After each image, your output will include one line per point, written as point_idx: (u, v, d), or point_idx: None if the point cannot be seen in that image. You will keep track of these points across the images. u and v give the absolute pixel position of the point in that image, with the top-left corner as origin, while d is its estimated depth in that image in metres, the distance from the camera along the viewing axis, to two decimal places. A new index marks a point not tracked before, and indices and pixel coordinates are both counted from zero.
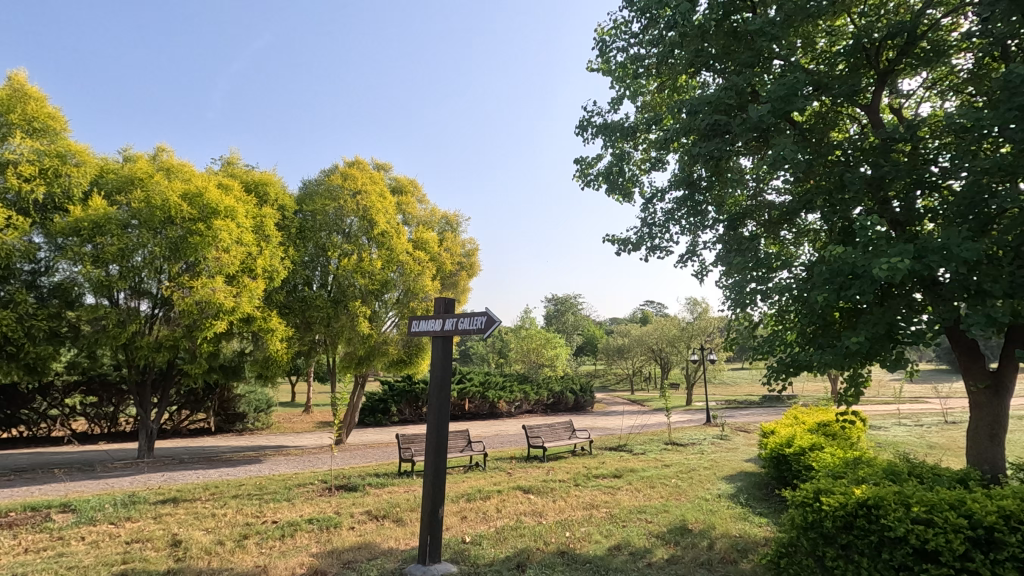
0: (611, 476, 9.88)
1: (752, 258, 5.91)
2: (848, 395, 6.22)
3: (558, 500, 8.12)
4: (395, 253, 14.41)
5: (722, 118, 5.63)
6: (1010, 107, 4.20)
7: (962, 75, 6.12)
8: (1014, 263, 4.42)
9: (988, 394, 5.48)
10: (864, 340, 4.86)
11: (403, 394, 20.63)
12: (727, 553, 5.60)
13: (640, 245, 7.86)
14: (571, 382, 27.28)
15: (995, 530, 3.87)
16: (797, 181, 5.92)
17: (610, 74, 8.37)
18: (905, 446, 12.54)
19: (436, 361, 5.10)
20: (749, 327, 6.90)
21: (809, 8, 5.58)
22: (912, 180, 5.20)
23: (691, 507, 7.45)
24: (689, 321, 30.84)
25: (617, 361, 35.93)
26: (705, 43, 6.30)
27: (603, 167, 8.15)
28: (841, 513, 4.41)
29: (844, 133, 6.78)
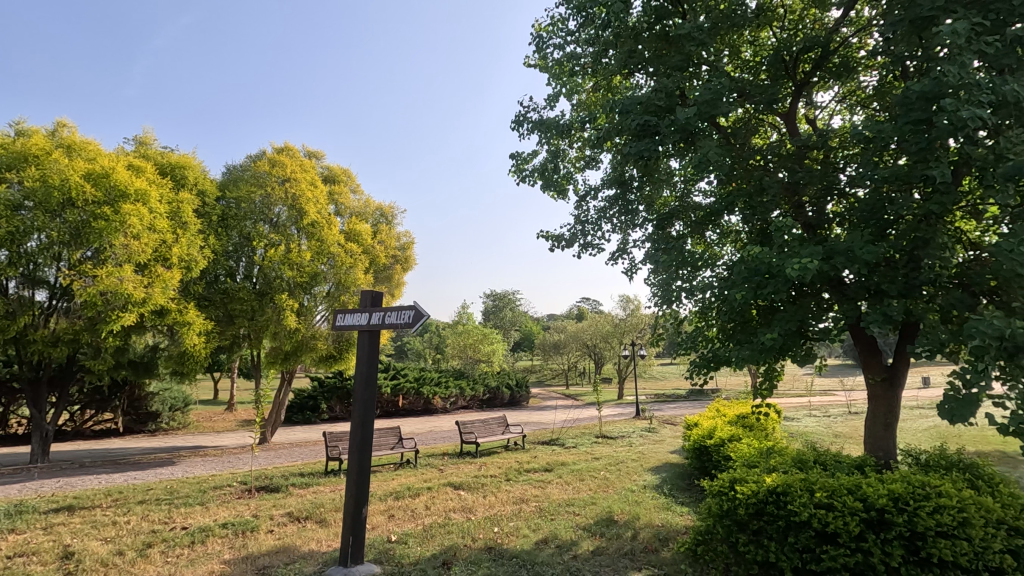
0: (542, 471, 9.97)
1: (679, 258, 6.10)
2: (763, 388, 6.59)
3: (488, 495, 8.10)
4: (326, 245, 13.89)
5: (652, 119, 5.71)
6: (906, 121, 4.55)
7: (868, 91, 6.60)
8: (909, 266, 4.80)
9: (884, 386, 5.92)
10: (778, 336, 5.12)
11: (333, 391, 19.94)
12: (649, 542, 5.77)
13: (573, 241, 7.96)
14: (507, 377, 27.39)
15: (886, 511, 4.18)
16: (720, 184, 6.17)
17: (546, 71, 8.39)
18: (814, 436, 13.47)
19: (362, 356, 4.88)
20: (675, 323, 7.16)
21: (735, 17, 5.89)
22: (824, 186, 5.54)
23: (618, 499, 7.65)
24: (622, 317, 31.68)
25: (553, 357, 36.42)
26: (637, 44, 6.45)
27: (538, 163, 8.17)
28: (753, 500, 4.62)
29: (765, 140, 7.16)
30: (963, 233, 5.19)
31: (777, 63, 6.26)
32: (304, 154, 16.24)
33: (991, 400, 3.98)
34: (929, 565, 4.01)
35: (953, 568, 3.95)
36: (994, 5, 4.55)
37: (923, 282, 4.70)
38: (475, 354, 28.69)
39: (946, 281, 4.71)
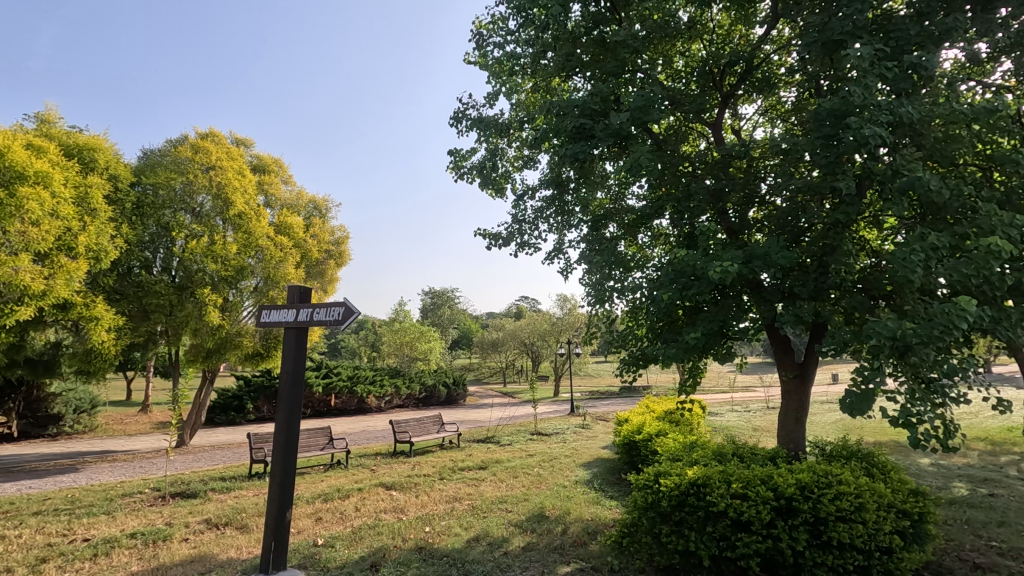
0: (476, 469, 9.97)
1: (612, 258, 6.26)
2: (687, 385, 6.92)
3: (421, 494, 8.02)
4: (254, 237, 13.23)
5: (587, 122, 5.83)
6: (818, 136, 4.89)
7: (787, 106, 7.05)
8: (819, 271, 5.16)
9: (795, 383, 6.35)
10: (701, 335, 5.38)
11: (260, 390, 19.03)
12: (578, 536, 5.91)
13: (510, 240, 8.00)
14: (444, 375, 27.19)
15: (793, 499, 4.49)
16: (651, 188, 6.40)
17: (486, 69, 8.39)
18: (734, 430, 14.25)
19: (287, 354, 4.58)
20: (607, 322, 7.35)
21: (667, 28, 6.11)
22: (745, 193, 5.86)
23: (550, 495, 7.77)
24: (559, 316, 32.23)
25: (490, 355, 36.48)
26: (575, 48, 6.58)
27: (477, 161, 8.15)
28: (676, 493, 4.81)
29: (695, 147, 7.49)
30: (865, 241, 5.64)
31: (706, 74, 6.57)
32: (231, 141, 15.40)
33: (885, 395, 4.35)
34: (830, 548, 4.33)
35: (851, 549, 4.29)
36: (894, 34, 4.99)
37: (831, 286, 5.07)
38: (411, 353, 28.30)
39: (850, 285, 5.10)
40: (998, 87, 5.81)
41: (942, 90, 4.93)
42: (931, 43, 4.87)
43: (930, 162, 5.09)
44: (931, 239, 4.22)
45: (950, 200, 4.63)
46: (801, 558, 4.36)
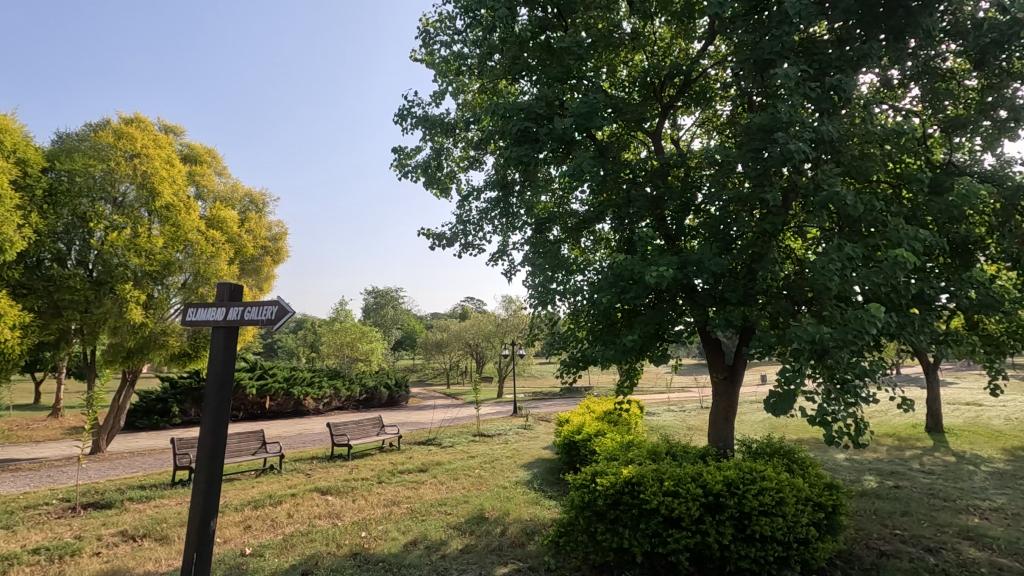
0: (416, 472, 9.83)
1: (554, 262, 6.33)
2: (625, 386, 7.13)
3: (358, 499, 7.82)
4: (183, 231, 12.52)
5: (532, 126, 5.89)
6: (749, 148, 5.14)
7: (723, 119, 7.38)
8: (747, 277, 5.43)
9: (725, 383, 6.64)
10: (638, 338, 5.54)
11: (187, 393, 17.99)
12: (516, 537, 5.94)
13: (454, 240, 7.96)
14: (386, 376, 26.69)
15: (720, 496, 4.70)
16: (594, 194, 6.55)
17: (433, 67, 8.31)
18: (670, 429, 14.76)
19: (214, 355, 4.28)
20: (549, 324, 7.43)
21: (611, 38, 6.25)
22: (682, 202, 6.08)
23: (490, 496, 7.76)
24: (504, 318, 32.34)
25: (434, 356, 36.08)
26: (521, 51, 6.63)
27: (421, 160, 8.06)
28: (611, 491, 4.92)
29: (636, 155, 7.72)
30: (791, 250, 5.97)
31: (647, 84, 6.79)
32: (159, 128, 14.52)
33: (805, 395, 4.61)
34: (753, 541, 4.55)
35: (771, 542, 4.53)
36: (817, 56, 5.33)
37: (758, 292, 5.33)
38: (352, 353, 27.61)
39: (776, 291, 5.38)
40: (907, 112, 6.31)
41: (859, 111, 5.30)
42: (849, 67, 5.23)
43: (848, 178, 5.46)
44: (847, 249, 4.51)
45: (864, 213, 4.98)
46: (726, 551, 4.56)
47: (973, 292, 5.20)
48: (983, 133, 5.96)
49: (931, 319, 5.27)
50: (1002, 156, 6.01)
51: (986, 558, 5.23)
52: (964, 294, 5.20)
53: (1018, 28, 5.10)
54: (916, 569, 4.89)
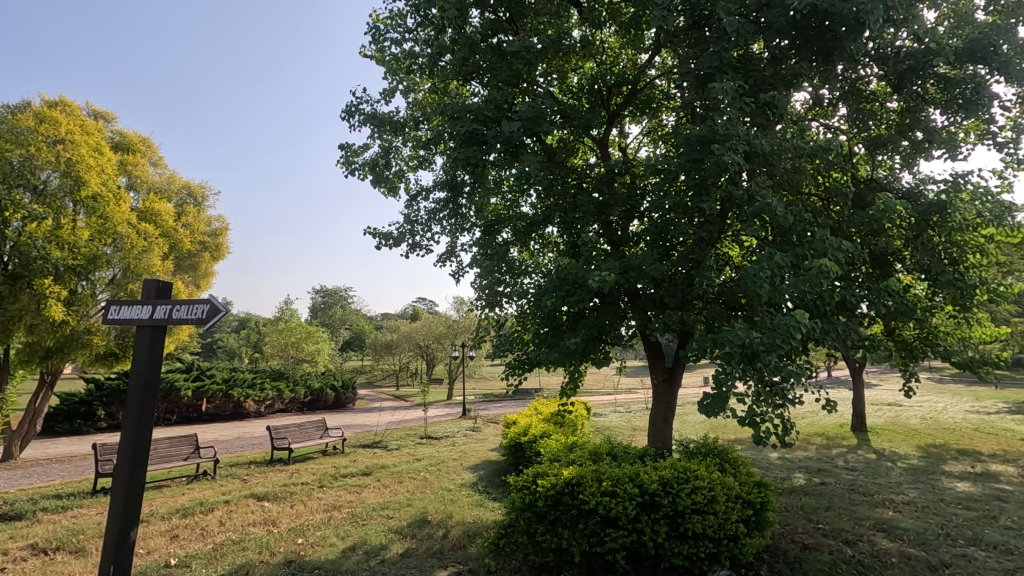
0: (360, 475, 9.63)
1: (501, 264, 6.35)
2: (568, 388, 7.29)
3: (297, 504, 7.59)
4: (113, 223, 11.76)
5: (480, 128, 5.91)
6: (689, 158, 5.32)
7: (668, 128, 7.62)
8: (685, 283, 5.63)
9: (665, 386, 6.87)
10: (581, 341, 5.66)
11: (114, 395, 16.94)
12: (458, 540, 5.91)
13: (401, 240, 7.85)
14: (332, 378, 26.02)
15: (656, 495, 4.85)
16: (542, 198, 6.63)
17: (383, 64, 8.20)
18: (615, 430, 15.08)
19: (138, 357, 4.02)
20: (495, 326, 7.45)
21: (560, 45, 6.34)
22: (627, 207, 6.24)
23: (434, 499, 7.70)
24: (455, 319, 32.14)
25: (384, 357, 35.44)
26: (472, 53, 6.67)
27: (369, 158, 7.92)
28: (552, 492, 4.97)
29: (585, 161, 7.88)
30: (727, 258, 6.22)
31: (595, 91, 6.94)
32: (88, 114, 13.66)
33: (736, 397, 4.80)
34: (686, 538, 4.70)
35: (703, 538, 4.67)
36: (753, 73, 5.57)
37: (695, 297, 5.55)
38: (297, 354, 26.86)
39: (711, 297, 5.60)
40: (834, 129, 6.71)
41: (790, 127, 5.60)
42: (782, 85, 5.50)
43: (781, 190, 5.74)
44: (777, 258, 4.73)
45: (794, 224, 5.25)
46: (661, 549, 4.69)
47: (889, 300, 5.57)
48: (901, 153, 6.41)
49: (852, 325, 5.61)
50: (918, 174, 6.47)
51: (896, 548, 5.62)
52: (881, 302, 5.56)
53: (930, 57, 5.53)
54: (835, 561, 5.19)
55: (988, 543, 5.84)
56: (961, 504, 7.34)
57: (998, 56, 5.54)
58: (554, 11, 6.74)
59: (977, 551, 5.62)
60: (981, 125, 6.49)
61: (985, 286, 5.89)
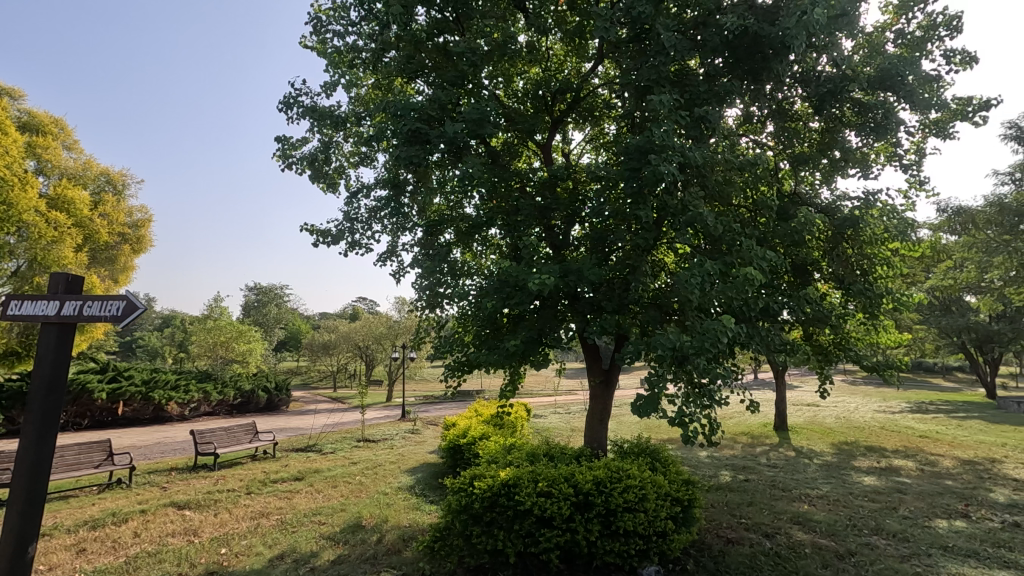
0: (291, 480, 9.28)
1: (442, 265, 6.30)
2: (507, 390, 7.36)
3: (221, 512, 7.22)
4: (18, 211, 10.85)
5: (423, 127, 5.84)
6: (627, 167, 5.48)
7: (610, 136, 7.82)
8: (622, 288, 5.80)
9: (601, 387, 7.05)
10: (521, 343, 5.71)
11: (16, 397, 15.50)
12: (392, 545, 5.80)
13: (340, 238, 7.64)
14: (264, 380, 24.94)
15: (590, 494, 4.96)
16: (485, 200, 6.65)
17: (325, 56, 7.97)
18: (554, 431, 15.30)
19: (42, 354, 3.68)
20: (436, 328, 7.39)
21: (506, 49, 6.37)
22: (569, 212, 6.35)
23: (369, 504, 7.54)
24: (396, 320, 31.59)
25: (321, 358, 34.33)
26: (417, 52, 6.61)
27: (307, 152, 7.66)
28: (488, 494, 4.98)
29: (528, 164, 7.97)
30: (663, 264, 6.46)
31: (539, 96, 7.03)
32: None
33: (667, 398, 4.99)
34: (617, 536, 4.82)
35: (634, 536, 4.81)
36: (689, 88, 5.81)
37: (631, 301, 5.73)
38: (227, 354, 25.61)
39: (646, 301, 5.80)
40: (762, 145, 7.11)
41: (722, 141, 5.88)
42: (715, 100, 5.77)
43: (713, 201, 6.02)
44: (707, 265, 4.96)
45: (724, 233, 5.52)
46: (594, 547, 4.80)
47: (807, 307, 5.96)
48: (821, 170, 6.88)
49: (775, 330, 5.95)
50: (835, 190, 6.96)
51: (810, 539, 6.00)
52: (800, 309, 5.93)
53: (847, 82, 5.98)
54: (755, 553, 5.48)
55: (889, 532, 6.34)
56: (867, 497, 7.93)
57: (904, 86, 6.06)
58: (500, 15, 6.77)
59: (879, 540, 6.10)
60: (889, 148, 7.06)
61: (890, 296, 6.41)
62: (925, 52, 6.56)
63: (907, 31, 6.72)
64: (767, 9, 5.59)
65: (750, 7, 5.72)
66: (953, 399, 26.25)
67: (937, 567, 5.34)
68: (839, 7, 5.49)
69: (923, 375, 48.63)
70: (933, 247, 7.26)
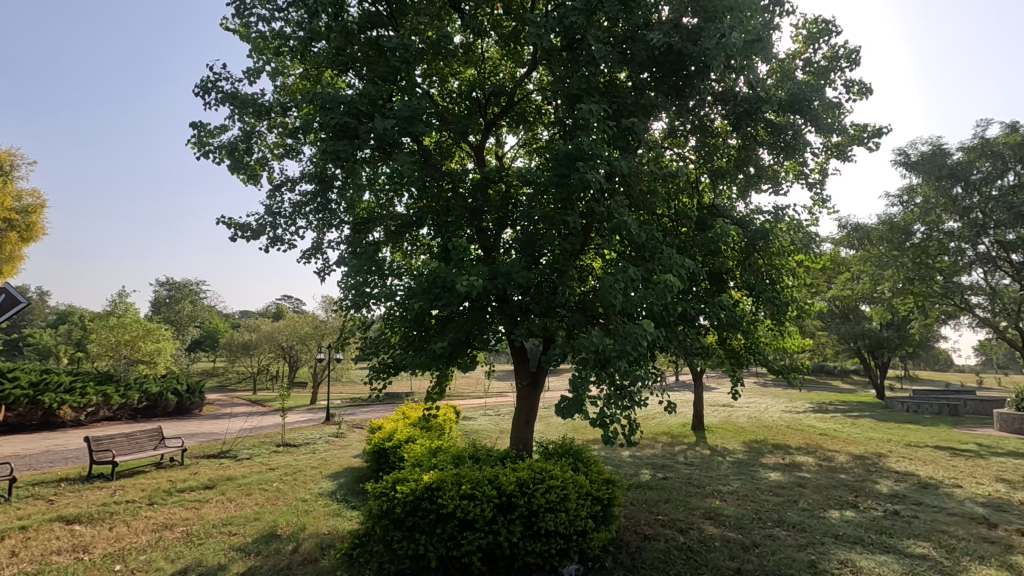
0: (200, 489, 8.70)
1: (369, 265, 6.14)
2: (434, 392, 7.30)
3: (117, 525, 6.65)
4: None
5: (352, 121, 5.68)
6: (557, 172, 5.57)
7: (542, 142, 7.92)
8: (549, 291, 5.87)
9: (528, 389, 7.13)
10: (449, 345, 5.67)
11: None
12: (309, 553, 5.57)
13: (260, 233, 7.26)
14: (174, 382, 23.25)
15: (512, 496, 4.99)
16: (415, 199, 6.55)
17: (248, 41, 7.57)
18: (483, 433, 15.31)
19: None
20: (362, 328, 7.19)
21: (441, 49, 6.31)
22: (499, 215, 6.37)
23: (286, 511, 7.21)
24: (323, 320, 30.43)
25: (239, 358, 32.47)
26: (348, 44, 6.43)
27: (227, 140, 7.23)
28: (410, 499, 4.89)
29: (461, 165, 7.94)
30: (590, 269, 6.62)
31: (473, 98, 7.03)
32: None
33: (590, 400, 5.13)
34: (539, 536, 4.88)
35: (555, 536, 4.88)
36: (617, 99, 6.00)
37: (558, 305, 5.84)
38: (132, 354, 23.67)
39: (572, 305, 5.92)
40: (685, 157, 7.47)
41: (648, 153, 6.12)
42: (640, 113, 6.00)
43: (638, 210, 6.23)
44: (630, 271, 5.12)
45: (648, 241, 5.73)
46: (515, 548, 4.83)
47: (721, 312, 6.30)
48: (738, 184, 7.30)
49: (692, 334, 6.25)
50: (750, 204, 7.42)
51: (719, 533, 6.35)
52: (716, 314, 6.27)
53: (761, 103, 6.40)
54: (669, 548, 5.72)
55: (790, 523, 6.82)
56: (772, 491, 8.51)
57: (811, 110, 6.57)
58: (435, 13, 6.71)
59: (781, 531, 6.55)
60: (798, 167, 7.62)
61: (794, 304, 6.92)
62: (828, 80, 7.17)
63: (813, 60, 7.28)
64: (690, 30, 5.88)
65: (675, 26, 5.99)
66: (848, 400, 28.73)
67: (828, 554, 5.80)
68: (754, 32, 5.87)
69: (823, 377, 52.83)
70: (832, 260, 7.90)
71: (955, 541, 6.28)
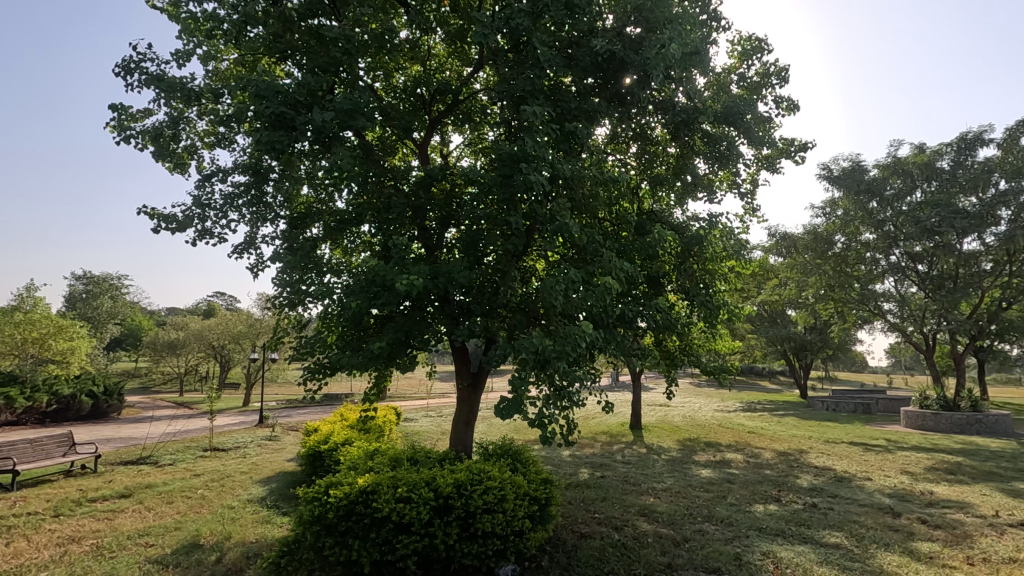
0: (115, 498, 8.10)
1: (306, 261, 5.91)
2: (372, 394, 7.13)
3: (16, 540, 6.08)
4: None
5: (289, 111, 5.45)
6: (501, 172, 5.56)
7: (487, 142, 7.91)
8: (491, 291, 5.86)
9: (469, 390, 7.10)
10: (387, 345, 5.56)
11: None
12: (234, 563, 5.29)
13: (187, 225, 6.84)
14: (90, 383, 21.59)
15: (449, 498, 4.93)
16: (355, 195, 6.38)
17: (178, 21, 7.14)
18: (424, 434, 15.07)
19: None
20: (297, 328, 6.92)
21: (385, 42, 6.18)
22: (442, 214, 6.30)
23: (210, 519, 6.83)
24: (258, 319, 29.13)
25: (165, 358, 30.54)
26: (286, 31, 6.18)
27: (150, 125, 6.77)
28: (343, 503, 4.75)
29: (404, 162, 7.80)
30: (532, 270, 6.66)
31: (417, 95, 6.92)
32: None
33: (528, 400, 5.15)
34: (475, 538, 4.85)
35: (491, 536, 4.86)
36: (561, 103, 6.06)
37: (500, 305, 5.83)
38: (40, 352, 21.79)
39: (514, 306, 5.93)
40: (626, 163, 7.65)
41: (590, 158, 6.23)
42: (583, 118, 6.10)
43: (579, 213, 6.33)
44: (570, 273, 5.18)
45: (588, 244, 5.83)
46: (452, 550, 4.78)
47: (657, 314, 6.49)
48: (676, 191, 7.55)
49: (630, 336, 6.40)
50: (686, 210, 7.69)
51: (653, 529, 6.53)
52: (652, 316, 6.44)
53: (698, 114, 6.64)
54: (604, 546, 5.83)
55: (718, 518, 7.12)
56: (703, 487, 8.85)
57: (744, 123, 6.87)
58: (379, 6, 6.55)
59: (709, 526, 6.82)
60: (731, 176, 7.96)
61: (725, 307, 7.21)
62: (760, 95, 7.55)
63: (747, 75, 7.64)
64: (633, 39, 6.01)
65: (618, 34, 6.12)
66: (774, 399, 30.31)
67: (752, 546, 6.08)
68: (693, 45, 6.08)
69: (753, 378, 55.54)
70: (762, 267, 8.29)
71: (864, 530, 6.74)
